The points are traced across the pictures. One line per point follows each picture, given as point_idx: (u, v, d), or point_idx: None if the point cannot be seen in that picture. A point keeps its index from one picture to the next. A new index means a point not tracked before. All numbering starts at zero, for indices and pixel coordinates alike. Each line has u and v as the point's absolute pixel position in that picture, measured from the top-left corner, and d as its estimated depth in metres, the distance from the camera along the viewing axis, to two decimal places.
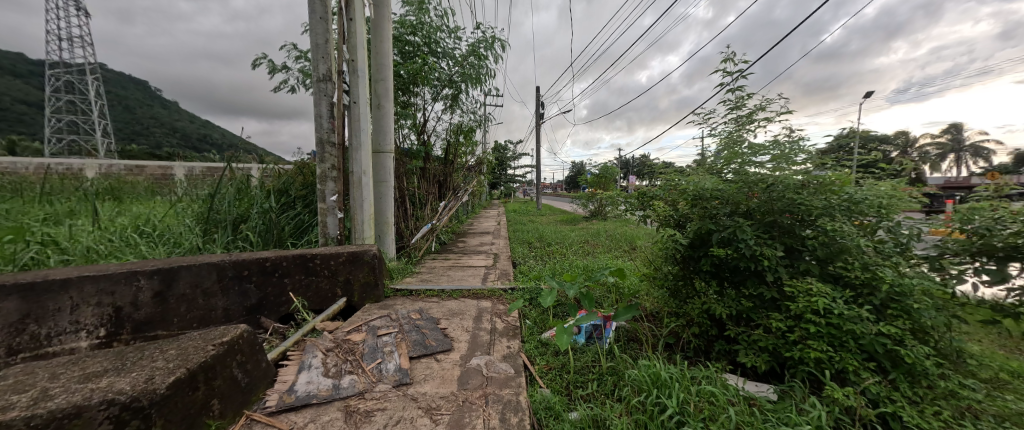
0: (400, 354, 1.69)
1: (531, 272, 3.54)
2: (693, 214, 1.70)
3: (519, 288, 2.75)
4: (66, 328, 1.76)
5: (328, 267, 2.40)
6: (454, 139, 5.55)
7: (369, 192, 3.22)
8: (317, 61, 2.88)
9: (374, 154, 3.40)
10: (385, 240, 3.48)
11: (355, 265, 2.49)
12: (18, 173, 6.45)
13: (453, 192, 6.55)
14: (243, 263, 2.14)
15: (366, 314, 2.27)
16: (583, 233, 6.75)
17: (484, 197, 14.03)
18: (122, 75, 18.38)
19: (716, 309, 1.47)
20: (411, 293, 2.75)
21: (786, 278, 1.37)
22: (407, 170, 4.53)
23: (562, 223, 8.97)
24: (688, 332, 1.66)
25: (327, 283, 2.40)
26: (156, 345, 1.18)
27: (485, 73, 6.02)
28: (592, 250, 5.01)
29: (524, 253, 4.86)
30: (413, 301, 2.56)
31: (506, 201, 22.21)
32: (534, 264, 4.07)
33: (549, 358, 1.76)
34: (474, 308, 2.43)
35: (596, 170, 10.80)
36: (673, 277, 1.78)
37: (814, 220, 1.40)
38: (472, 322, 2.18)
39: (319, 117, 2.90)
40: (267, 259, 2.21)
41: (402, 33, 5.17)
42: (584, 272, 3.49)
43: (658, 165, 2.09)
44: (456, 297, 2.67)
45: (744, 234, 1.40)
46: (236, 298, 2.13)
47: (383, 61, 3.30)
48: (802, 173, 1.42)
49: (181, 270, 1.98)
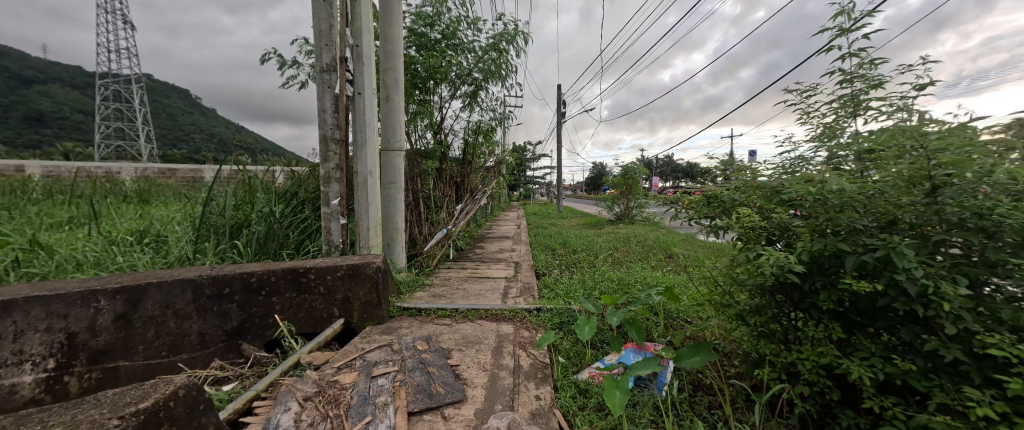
0: (396, 409, 1.30)
1: (558, 287, 3.10)
2: (798, 228, 1.23)
3: (546, 309, 2.32)
4: (6, 360, 1.45)
5: (323, 284, 2.07)
6: (472, 138, 5.20)
7: (376, 195, 2.88)
8: (319, 48, 2.55)
9: (383, 153, 3.06)
10: (394, 249, 3.12)
11: (355, 281, 2.15)
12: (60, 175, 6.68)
13: (470, 195, 6.20)
14: (224, 279, 1.83)
15: (365, 341, 1.91)
16: (609, 239, 6.22)
17: (503, 198, 13.72)
18: (163, 82, 19.33)
19: (852, 370, 1.00)
20: (421, 312, 2.37)
21: (978, 332, 0.89)
22: (422, 171, 4.19)
23: (586, 227, 8.44)
24: (791, 391, 1.20)
25: (322, 302, 2.07)
26: (42, 416, 0.83)
27: (506, 68, 5.63)
28: (623, 259, 4.50)
29: (547, 261, 4.42)
30: (422, 324, 2.17)
31: (525, 203, 21.78)
32: (560, 276, 3.62)
33: (593, 418, 1.33)
34: (494, 335, 2.02)
35: (620, 171, 10.18)
36: (765, 312, 1.32)
37: (1017, 240, 0.91)
38: (490, 355, 1.77)
39: (321, 111, 2.59)
40: (252, 274, 1.90)
41: (420, 26, 4.86)
42: (620, 288, 3.01)
43: (730, 161, 1.61)
44: (471, 319, 2.27)
45: (904, 259, 0.92)
46: (214, 321, 1.81)
47: (393, 49, 2.95)
48: (998, 168, 0.92)
49: (150, 288, 1.68)
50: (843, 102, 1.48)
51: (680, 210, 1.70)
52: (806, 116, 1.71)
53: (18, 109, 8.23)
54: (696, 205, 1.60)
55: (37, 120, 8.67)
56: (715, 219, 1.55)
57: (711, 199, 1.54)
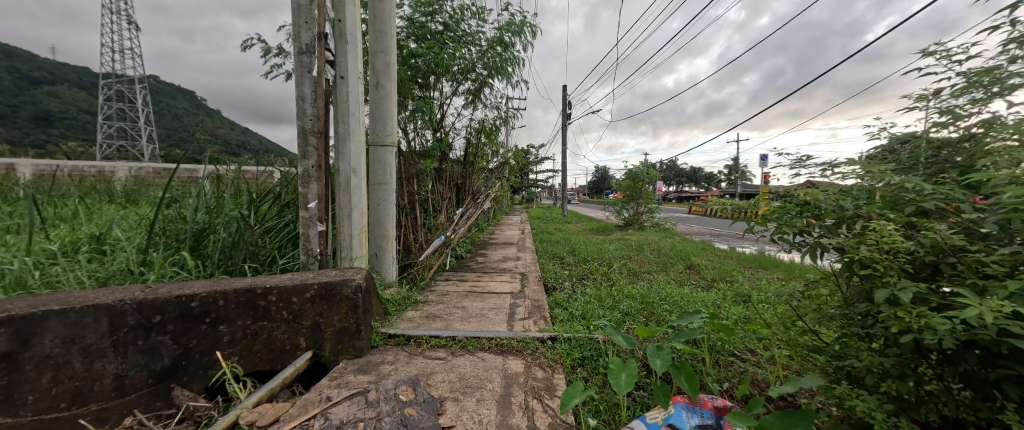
0: None
1: (573, 305, 2.67)
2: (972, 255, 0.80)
3: (564, 339, 1.91)
4: None
5: (287, 307, 1.66)
6: (475, 137, 4.79)
7: (362, 197, 2.47)
8: (297, 25, 2.14)
9: (372, 148, 2.66)
10: (384, 259, 2.71)
11: (328, 303, 1.75)
12: (50, 172, 6.37)
13: (472, 198, 5.80)
14: (154, 304, 1.43)
15: (333, 386, 1.49)
16: (620, 247, 5.80)
17: (507, 201, 13.40)
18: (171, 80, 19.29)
19: None
20: (410, 341, 1.94)
21: None
22: (419, 171, 3.77)
23: (592, 233, 8.02)
24: None
25: (285, 330, 1.66)
26: None
27: (512, 64, 5.25)
28: (640, 270, 4.07)
29: (556, 271, 4.01)
30: (409, 359, 1.75)
31: (528, 207, 21.48)
32: (573, 291, 3.21)
33: None
34: (499, 375, 1.60)
35: (626, 174, 9.78)
36: (906, 375, 0.90)
37: None
38: (496, 409, 1.35)
39: (299, 99, 2.17)
40: (193, 297, 1.49)
41: (421, 16, 4.49)
42: (644, 308, 2.60)
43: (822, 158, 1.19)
44: (471, 350, 1.84)
45: None
46: (138, 358, 1.40)
47: (385, 30, 2.56)
48: None
49: (48, 318, 1.26)
50: (979, 75, 1.12)
51: (755, 223, 1.28)
52: (917, 98, 1.33)
53: (25, 108, 7.41)
54: (781, 216, 1.18)
55: (47, 119, 7.76)
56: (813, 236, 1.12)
57: (803, 209, 1.13)
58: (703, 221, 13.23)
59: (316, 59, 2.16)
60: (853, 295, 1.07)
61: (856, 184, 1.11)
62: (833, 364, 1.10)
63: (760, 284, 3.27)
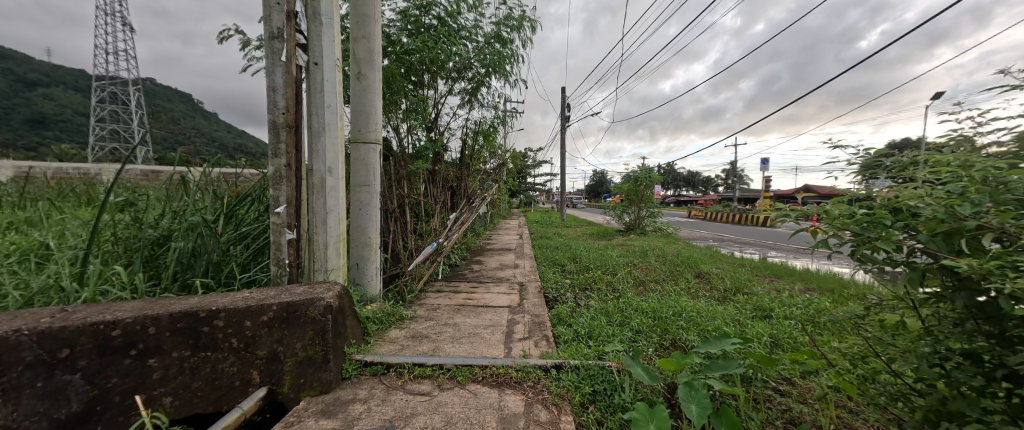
0: None
1: (578, 322, 2.38)
2: None
3: (572, 369, 1.62)
4: None
5: (238, 334, 1.37)
6: (471, 137, 4.51)
7: (340, 201, 2.19)
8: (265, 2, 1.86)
9: (354, 146, 2.38)
10: (367, 270, 2.42)
11: (290, 328, 1.46)
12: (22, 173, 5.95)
13: (468, 202, 5.50)
14: (62, 334, 1.13)
15: None
16: (623, 253, 5.53)
17: (506, 205, 13.08)
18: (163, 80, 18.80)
19: None
20: (389, 370, 1.65)
21: None
22: (410, 173, 3.50)
23: (593, 238, 7.72)
24: None
25: (234, 363, 1.37)
26: None
27: (511, 62, 5.00)
28: (647, 280, 3.79)
29: (557, 281, 3.72)
30: (386, 395, 1.46)
31: (526, 211, 21.21)
32: (576, 304, 2.92)
33: None
34: (495, 418, 1.31)
35: (627, 178, 9.50)
36: None
37: None
38: None
39: (269, 89, 1.89)
40: (115, 324, 1.20)
41: (415, 9, 4.23)
42: (657, 326, 2.32)
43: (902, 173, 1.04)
44: (462, 383, 1.55)
45: None
46: (36, 405, 1.10)
47: (369, 13, 2.28)
48: None
49: None
50: None
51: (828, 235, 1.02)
52: None
53: (21, 107, 5.89)
54: (870, 227, 0.92)
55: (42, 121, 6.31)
56: (916, 258, 0.87)
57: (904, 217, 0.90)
58: (704, 226, 13.00)
59: (287, 44, 1.89)
60: (940, 329, 0.95)
61: (965, 186, 0.84)
62: (931, 421, 0.93)
63: (780, 297, 3.00)
